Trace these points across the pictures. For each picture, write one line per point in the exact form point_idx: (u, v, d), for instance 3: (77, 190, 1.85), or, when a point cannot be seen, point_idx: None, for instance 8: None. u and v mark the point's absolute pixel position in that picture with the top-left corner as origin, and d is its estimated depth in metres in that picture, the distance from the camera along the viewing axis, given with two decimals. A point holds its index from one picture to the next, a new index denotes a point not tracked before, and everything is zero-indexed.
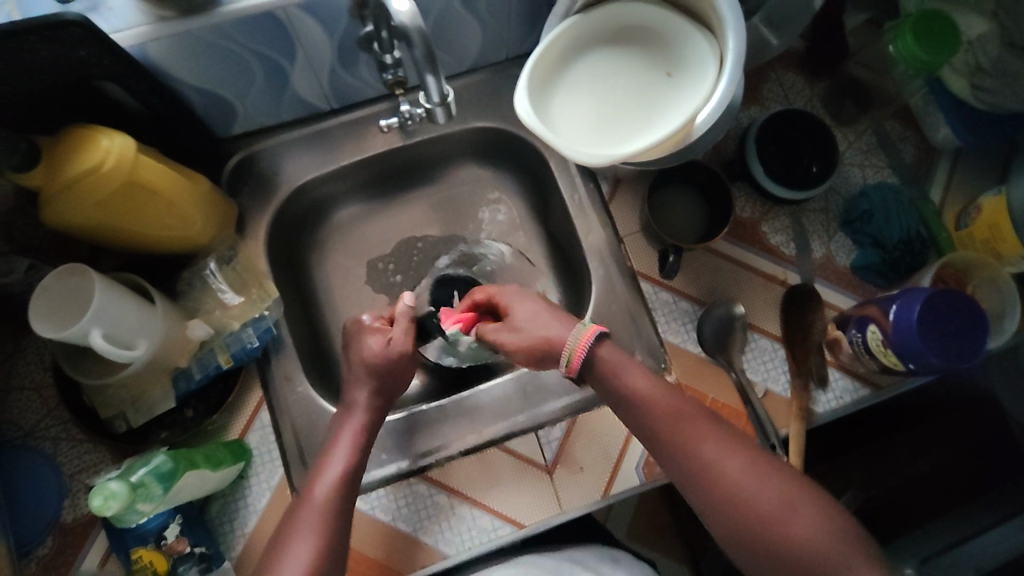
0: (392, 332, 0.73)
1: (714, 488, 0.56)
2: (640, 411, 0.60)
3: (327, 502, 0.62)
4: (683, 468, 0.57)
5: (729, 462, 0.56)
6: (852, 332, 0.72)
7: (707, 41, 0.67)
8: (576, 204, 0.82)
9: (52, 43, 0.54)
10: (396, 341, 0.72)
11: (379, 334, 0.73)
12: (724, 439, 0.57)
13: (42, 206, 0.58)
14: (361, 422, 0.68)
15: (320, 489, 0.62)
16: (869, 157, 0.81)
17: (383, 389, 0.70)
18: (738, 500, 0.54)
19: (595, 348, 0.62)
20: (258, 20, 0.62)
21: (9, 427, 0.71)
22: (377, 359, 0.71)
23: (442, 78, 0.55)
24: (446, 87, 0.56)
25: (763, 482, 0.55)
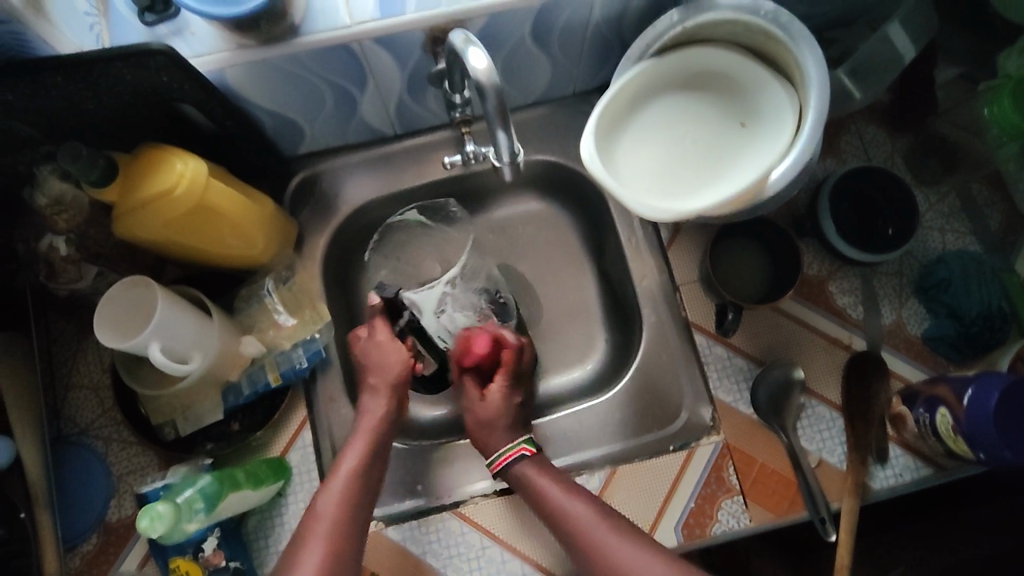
0: (374, 329, 0.76)
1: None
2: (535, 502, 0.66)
3: (332, 509, 0.61)
4: (585, 559, 0.61)
5: (619, 547, 0.60)
6: (919, 411, 0.68)
7: (788, 93, 0.65)
8: (632, 246, 0.80)
9: (138, 68, 0.56)
10: (376, 340, 0.75)
11: (365, 335, 0.76)
12: (614, 525, 0.62)
13: (117, 220, 0.61)
14: (370, 429, 0.69)
15: (328, 494, 0.62)
16: (950, 221, 0.77)
17: (391, 396, 0.72)
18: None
19: (515, 464, 0.68)
20: (335, 52, 0.63)
21: (66, 423, 0.74)
22: (372, 355, 0.74)
23: (513, 135, 0.53)
24: (517, 145, 0.55)
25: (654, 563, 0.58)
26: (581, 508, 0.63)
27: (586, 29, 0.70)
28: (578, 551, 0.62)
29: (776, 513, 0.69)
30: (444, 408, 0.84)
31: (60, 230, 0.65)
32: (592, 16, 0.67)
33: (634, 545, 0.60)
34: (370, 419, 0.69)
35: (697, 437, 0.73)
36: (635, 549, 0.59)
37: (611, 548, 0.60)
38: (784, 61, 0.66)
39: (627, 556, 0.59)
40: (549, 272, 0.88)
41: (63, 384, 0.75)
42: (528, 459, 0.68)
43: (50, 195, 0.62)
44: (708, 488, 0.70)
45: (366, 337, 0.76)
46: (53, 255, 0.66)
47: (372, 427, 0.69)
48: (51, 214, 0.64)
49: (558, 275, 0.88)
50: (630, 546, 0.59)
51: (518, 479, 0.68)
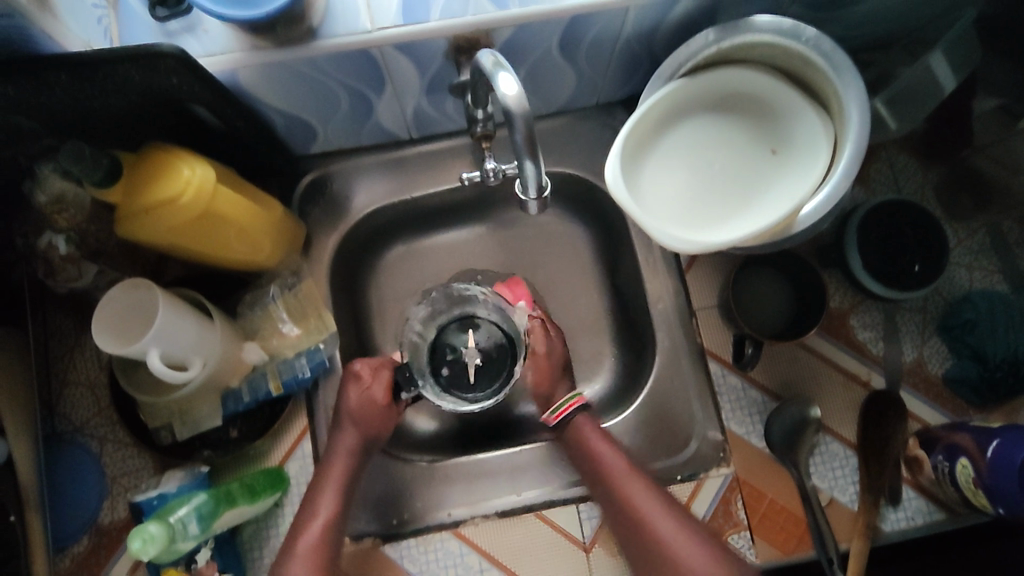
0: (374, 381, 0.70)
1: (645, 550, 0.62)
2: (586, 468, 0.67)
3: (316, 548, 0.61)
4: (622, 525, 0.64)
5: (665, 527, 0.62)
6: (938, 457, 0.66)
7: (823, 122, 0.62)
8: (649, 266, 0.77)
9: (146, 69, 0.53)
10: (374, 396, 0.69)
11: (364, 381, 0.69)
12: (661, 502, 0.64)
13: (119, 224, 0.58)
14: (344, 466, 0.66)
15: (310, 532, 0.62)
16: (978, 258, 0.74)
17: (363, 432, 0.68)
18: (669, 563, 0.60)
19: (575, 417, 0.70)
20: (355, 57, 0.60)
21: (60, 421, 0.72)
22: (357, 409, 0.68)
23: (542, 165, 0.50)
24: (546, 177, 0.52)
25: (690, 546, 0.61)
26: (629, 475, 0.65)
27: (616, 42, 0.66)
28: (617, 517, 0.64)
29: (784, 551, 0.68)
30: (432, 423, 0.81)
31: (60, 228, 0.63)
32: (623, 30, 0.64)
33: (679, 527, 0.62)
34: (342, 459, 0.66)
35: (705, 468, 0.71)
36: (674, 525, 0.62)
37: (657, 525, 0.62)
38: (820, 87, 0.64)
39: (671, 537, 0.61)
40: (562, 285, 0.85)
41: (58, 380, 0.73)
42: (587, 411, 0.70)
43: (51, 193, 0.60)
44: (715, 521, 0.68)
45: (363, 388, 0.69)
46: (52, 253, 0.64)
47: (345, 466, 0.65)
48: (52, 212, 0.62)
49: (570, 289, 0.85)
50: (672, 524, 0.62)
51: (576, 442, 0.68)
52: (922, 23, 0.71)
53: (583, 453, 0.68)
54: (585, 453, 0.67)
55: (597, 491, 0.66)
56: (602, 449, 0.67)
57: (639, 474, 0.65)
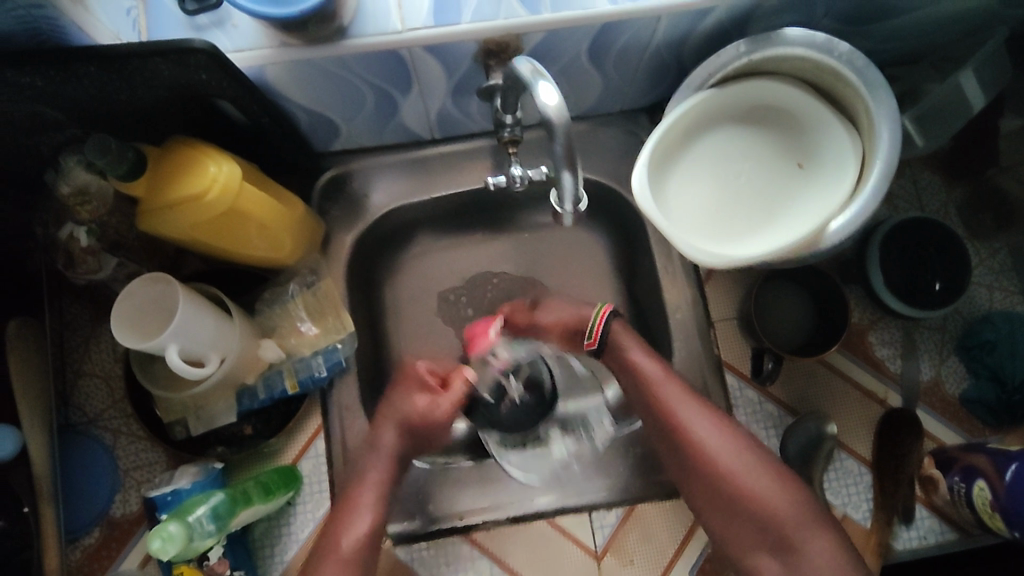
0: (444, 393, 0.69)
1: (683, 452, 0.62)
2: (633, 387, 0.65)
3: (358, 550, 0.59)
4: (660, 428, 0.64)
5: (701, 430, 0.62)
6: (954, 478, 0.66)
7: (852, 138, 0.62)
8: (669, 274, 0.76)
9: (176, 64, 0.53)
10: (441, 409, 0.68)
11: (433, 391, 0.69)
12: (702, 408, 0.63)
13: (142, 218, 0.58)
14: (384, 472, 0.64)
15: (353, 533, 0.60)
16: (999, 278, 0.74)
17: (405, 435, 0.66)
18: (708, 466, 0.61)
19: (611, 323, 0.68)
20: (383, 57, 0.60)
21: (74, 412, 0.72)
22: (417, 418, 0.66)
23: (579, 177, 0.50)
24: (582, 189, 0.51)
25: (730, 452, 0.61)
26: (664, 376, 0.64)
27: (645, 49, 0.66)
28: (656, 420, 0.64)
29: None
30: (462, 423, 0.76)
31: (82, 220, 0.63)
32: (654, 38, 0.64)
33: (719, 432, 0.62)
34: (384, 462, 0.64)
35: None
36: (712, 429, 0.62)
37: (694, 429, 0.62)
38: (849, 102, 0.63)
39: (710, 442, 0.61)
40: (578, 291, 0.84)
41: (73, 371, 0.73)
42: (618, 318, 0.69)
43: (74, 185, 0.60)
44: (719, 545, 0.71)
45: (434, 399, 0.68)
46: (73, 245, 0.63)
47: (387, 470, 0.64)
48: (74, 204, 0.61)
49: (587, 294, 0.84)
50: (710, 426, 0.62)
51: (615, 359, 0.67)
52: (952, 39, 0.70)
53: (619, 366, 0.67)
54: (627, 368, 0.66)
55: (637, 400, 0.66)
56: (642, 362, 0.65)
57: (678, 380, 0.64)
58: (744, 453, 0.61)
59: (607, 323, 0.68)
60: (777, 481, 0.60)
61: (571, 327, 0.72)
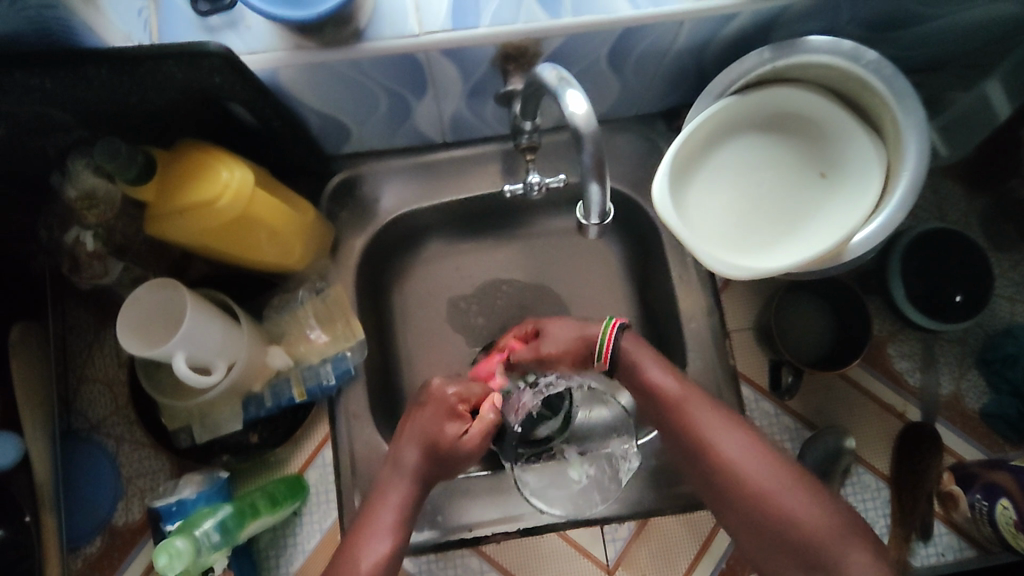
0: (474, 425, 0.65)
1: (708, 469, 0.60)
2: (648, 400, 0.64)
3: (377, 569, 0.58)
4: (685, 447, 0.61)
5: (728, 445, 0.59)
6: (975, 495, 0.65)
7: (877, 147, 0.60)
8: (684, 284, 0.74)
9: (190, 67, 0.52)
10: (470, 442, 0.64)
11: (462, 422, 0.65)
12: (725, 421, 0.61)
13: (150, 223, 0.56)
14: (405, 490, 0.62)
15: (372, 552, 0.58)
16: (1021, 291, 0.73)
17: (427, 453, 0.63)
18: (736, 481, 0.58)
19: (620, 339, 0.67)
20: (399, 61, 0.58)
21: (76, 418, 0.71)
22: (445, 448, 0.63)
23: (608, 189, 0.48)
24: (609, 205, 0.49)
25: (757, 464, 0.58)
26: (684, 392, 0.62)
27: (665, 55, 0.65)
28: (680, 438, 0.62)
29: None
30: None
31: (88, 224, 0.61)
32: (674, 44, 0.63)
33: (744, 446, 0.59)
34: (405, 480, 0.62)
35: None
36: (739, 443, 0.60)
37: (721, 443, 0.60)
38: (874, 110, 0.62)
39: (735, 456, 0.59)
40: (591, 298, 0.83)
41: (76, 375, 0.71)
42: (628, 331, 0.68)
43: (81, 187, 0.59)
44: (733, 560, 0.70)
45: (464, 431, 0.64)
46: (79, 249, 0.63)
47: (409, 488, 0.62)
48: (81, 207, 0.60)
49: (599, 301, 0.83)
50: (736, 440, 0.60)
51: (629, 372, 0.66)
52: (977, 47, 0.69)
53: (634, 383, 0.65)
54: (640, 383, 0.65)
55: (654, 415, 0.64)
56: (656, 376, 0.64)
57: (697, 395, 0.62)
58: (772, 466, 0.58)
59: (616, 341, 0.67)
60: (810, 492, 0.57)
61: (579, 353, 0.69)
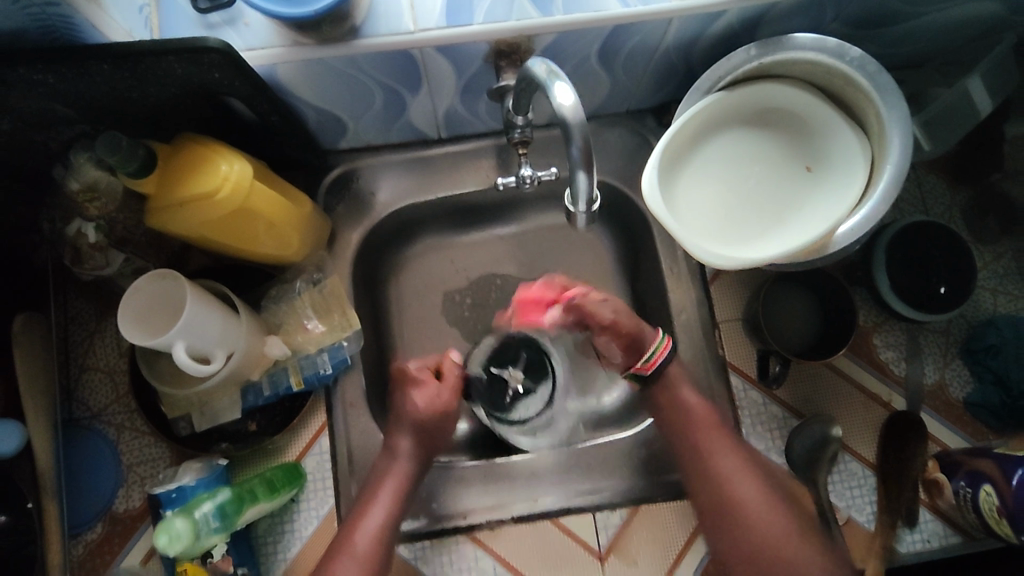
0: (443, 383, 0.72)
1: (719, 504, 0.63)
2: (674, 422, 0.68)
3: (372, 545, 0.61)
4: (702, 481, 0.65)
5: (743, 487, 0.63)
6: (960, 483, 0.66)
7: (861, 142, 0.62)
8: (674, 275, 0.76)
9: (190, 63, 0.53)
10: (442, 398, 0.71)
11: (428, 384, 0.71)
12: (746, 464, 0.64)
13: (152, 216, 0.58)
14: (402, 476, 0.66)
15: (366, 530, 0.62)
16: (1003, 282, 0.74)
17: (417, 439, 0.68)
18: (744, 521, 0.61)
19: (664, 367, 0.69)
20: (394, 57, 0.60)
21: (77, 406, 0.72)
22: (424, 414, 0.69)
23: (594, 178, 0.49)
24: (596, 192, 0.50)
25: (765, 508, 0.62)
26: (713, 430, 0.67)
27: (654, 52, 0.66)
28: (699, 473, 0.65)
29: None
30: (462, 424, 0.80)
31: (90, 216, 0.63)
32: (663, 41, 0.64)
33: (760, 494, 0.62)
34: (403, 464, 0.66)
35: None
36: (755, 488, 0.63)
37: (736, 483, 0.63)
38: (857, 105, 0.63)
39: (750, 499, 0.62)
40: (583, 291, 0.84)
41: (77, 365, 0.73)
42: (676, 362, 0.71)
43: (84, 180, 0.60)
44: None
45: (435, 390, 0.70)
46: (81, 241, 0.64)
47: (405, 472, 0.66)
48: (83, 200, 0.61)
49: None
50: (752, 485, 0.63)
51: (664, 393, 0.70)
52: (959, 44, 0.70)
53: (666, 404, 0.69)
54: (668, 405, 0.69)
55: (676, 437, 0.68)
56: (690, 399, 0.69)
57: (722, 431, 0.67)
58: (784, 513, 0.61)
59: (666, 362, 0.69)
60: (811, 548, 0.60)
61: (630, 342, 0.71)
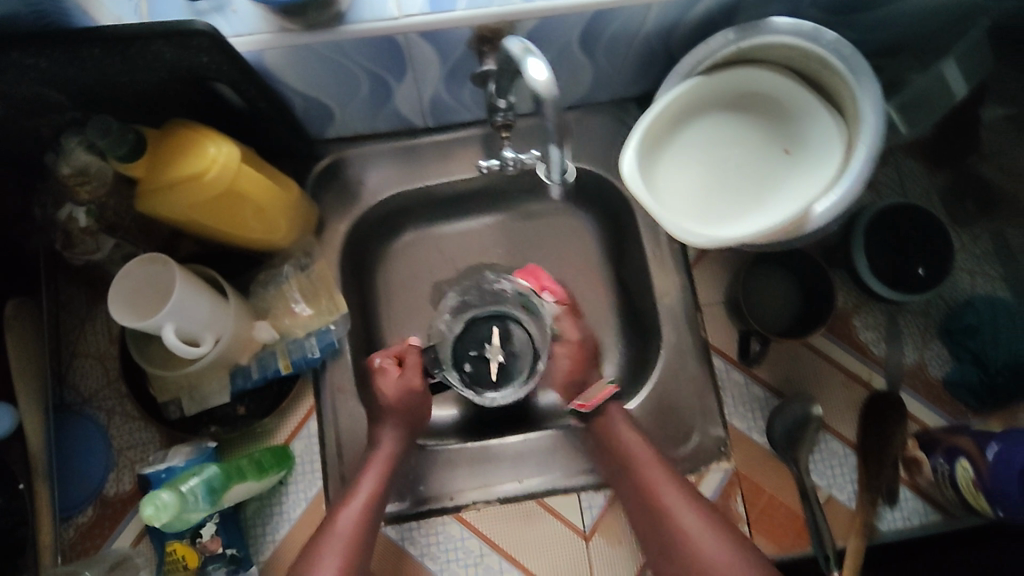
0: (406, 368, 0.73)
1: (664, 536, 0.63)
2: (615, 457, 0.68)
3: (354, 528, 0.64)
4: (645, 512, 0.65)
5: (687, 518, 0.63)
6: (938, 459, 0.67)
7: (838, 124, 0.63)
8: (657, 260, 0.78)
9: (179, 48, 0.54)
10: (407, 380, 0.72)
11: (392, 371, 0.73)
12: (685, 495, 0.65)
13: (141, 199, 0.59)
14: (385, 465, 0.68)
15: (348, 513, 0.64)
16: (982, 264, 0.75)
17: (401, 427, 0.71)
18: (687, 549, 0.61)
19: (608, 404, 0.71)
20: (378, 42, 0.61)
21: (69, 392, 0.73)
22: (394, 403, 0.71)
23: (566, 150, 0.52)
24: (568, 161, 0.53)
25: (711, 540, 0.61)
26: (653, 464, 0.67)
27: (635, 38, 0.67)
28: (641, 505, 0.65)
29: (781, 546, 0.69)
30: (450, 409, 0.81)
31: (80, 201, 0.64)
32: (643, 27, 0.65)
33: (699, 521, 0.63)
34: (386, 450, 0.69)
35: (707, 463, 0.72)
36: (698, 519, 0.63)
37: (680, 516, 0.63)
38: (834, 88, 0.64)
39: (691, 528, 0.62)
40: (570, 277, 0.85)
41: (68, 351, 0.74)
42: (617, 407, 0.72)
43: (74, 164, 0.61)
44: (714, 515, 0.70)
45: (396, 376, 0.72)
46: (72, 225, 0.65)
47: (387, 459, 0.69)
48: (73, 184, 0.63)
49: (578, 281, 0.85)
50: (695, 516, 0.63)
51: (602, 429, 0.70)
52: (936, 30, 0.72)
53: (605, 438, 0.70)
54: (607, 440, 0.69)
55: (616, 473, 0.68)
56: (628, 434, 0.69)
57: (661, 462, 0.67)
58: (725, 540, 0.61)
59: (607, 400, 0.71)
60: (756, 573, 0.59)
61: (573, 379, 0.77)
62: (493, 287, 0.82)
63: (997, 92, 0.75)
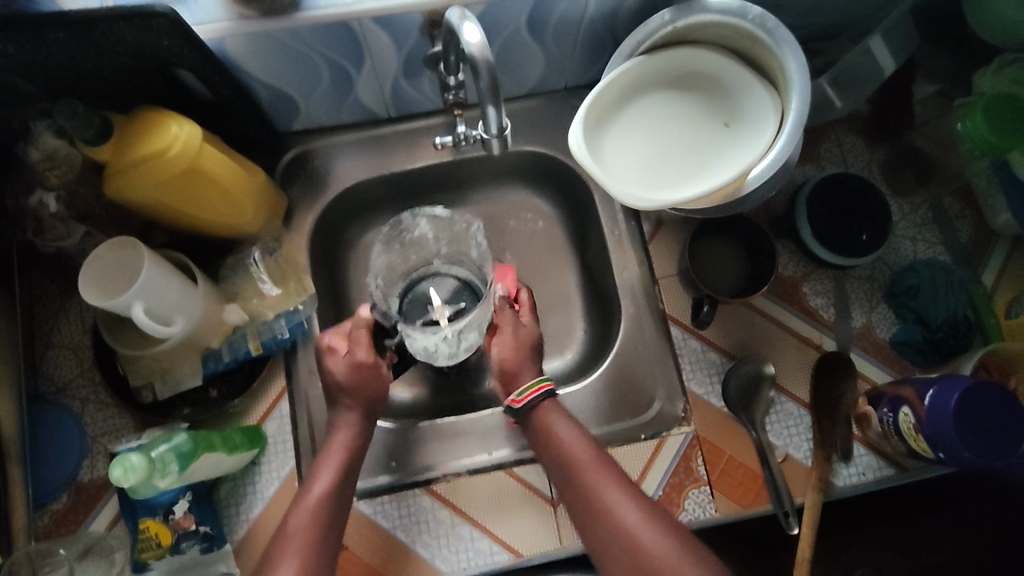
0: (353, 343, 0.71)
1: (607, 535, 0.60)
2: (554, 456, 0.66)
3: (318, 504, 0.63)
4: (584, 508, 0.62)
5: (627, 512, 0.61)
6: (884, 411, 0.70)
7: (772, 96, 0.67)
8: (615, 239, 0.81)
9: (140, 31, 0.57)
10: (354, 357, 0.71)
11: (339, 351, 0.72)
12: (626, 493, 0.62)
13: (108, 179, 0.61)
14: (345, 443, 0.68)
15: (310, 495, 0.63)
16: (921, 231, 0.79)
17: (364, 411, 0.71)
18: (632, 550, 0.59)
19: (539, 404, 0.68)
20: (334, 29, 0.65)
21: (43, 381, 0.74)
22: (347, 381, 0.70)
23: (502, 111, 0.56)
24: (505, 120, 0.57)
25: (650, 530, 0.59)
26: (591, 458, 0.64)
27: (580, 23, 0.72)
28: (580, 500, 0.63)
29: (742, 505, 0.71)
30: (405, 390, 0.84)
31: (50, 187, 0.67)
32: (586, 12, 0.70)
33: (643, 517, 0.60)
34: (345, 433, 0.69)
35: (668, 427, 0.75)
36: (638, 511, 0.61)
37: (620, 511, 0.61)
38: (767, 64, 0.69)
39: (635, 524, 0.60)
40: (535, 260, 0.89)
41: (43, 341, 0.75)
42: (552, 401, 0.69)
43: (44, 150, 0.64)
44: (676, 477, 0.72)
45: (344, 354, 0.71)
46: (42, 211, 0.67)
47: (347, 440, 0.68)
48: (43, 169, 0.65)
49: (542, 263, 0.88)
50: (634, 508, 0.61)
51: (539, 429, 0.68)
52: (864, 14, 0.78)
53: (542, 439, 0.67)
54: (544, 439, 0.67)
55: (556, 472, 0.65)
56: (565, 433, 0.66)
57: (601, 458, 0.64)
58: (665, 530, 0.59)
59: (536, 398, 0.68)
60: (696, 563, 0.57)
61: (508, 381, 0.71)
62: (410, 236, 0.81)
63: (928, 70, 0.81)
